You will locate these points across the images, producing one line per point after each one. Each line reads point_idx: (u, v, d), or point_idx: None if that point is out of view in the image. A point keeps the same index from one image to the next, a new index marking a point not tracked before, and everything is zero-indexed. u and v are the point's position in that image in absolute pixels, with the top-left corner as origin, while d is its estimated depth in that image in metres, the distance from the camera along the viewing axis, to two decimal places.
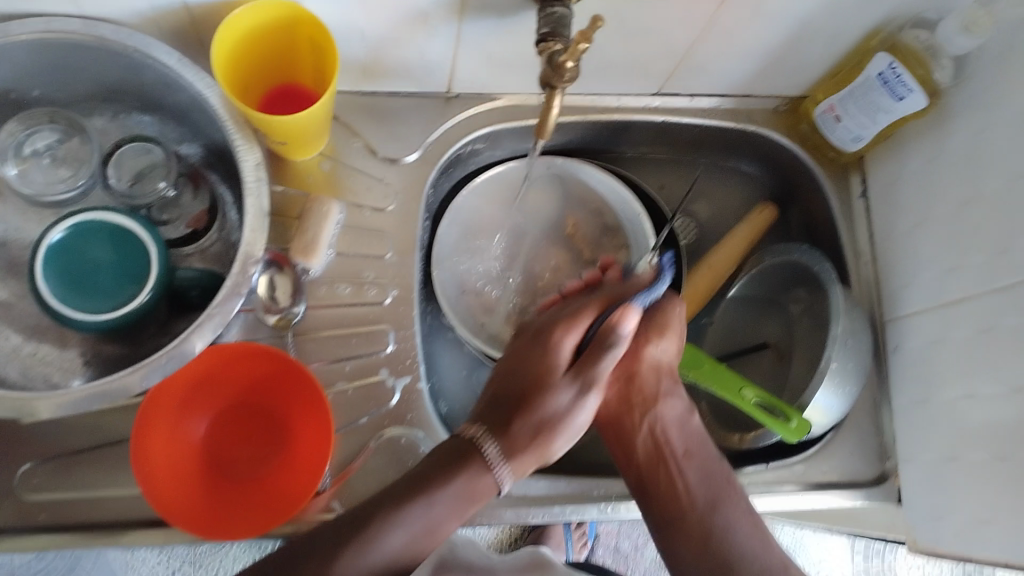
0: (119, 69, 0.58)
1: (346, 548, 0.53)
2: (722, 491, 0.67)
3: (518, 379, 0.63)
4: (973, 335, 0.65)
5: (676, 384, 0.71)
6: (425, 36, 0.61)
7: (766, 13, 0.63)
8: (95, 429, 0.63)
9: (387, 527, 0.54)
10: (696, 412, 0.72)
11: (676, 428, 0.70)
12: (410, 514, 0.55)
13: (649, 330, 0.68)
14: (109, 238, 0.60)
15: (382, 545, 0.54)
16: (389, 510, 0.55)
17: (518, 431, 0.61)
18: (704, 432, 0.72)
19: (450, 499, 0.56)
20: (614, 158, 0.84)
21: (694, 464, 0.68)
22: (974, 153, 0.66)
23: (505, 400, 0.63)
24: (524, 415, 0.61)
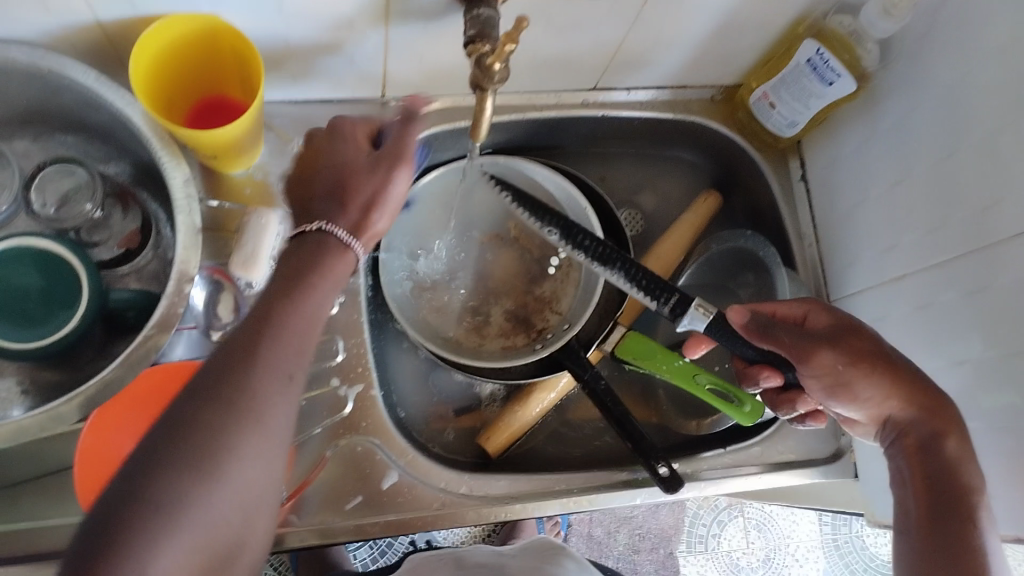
0: (36, 91, 0.57)
1: (241, 372, 0.45)
2: (951, 524, 0.52)
3: (343, 166, 0.55)
4: (913, 312, 0.66)
5: (936, 414, 0.56)
6: (353, 42, 0.60)
7: (691, 6, 0.64)
8: (36, 458, 0.61)
9: (276, 356, 0.46)
10: (954, 433, 0.55)
11: (921, 460, 0.55)
12: (303, 305, 0.48)
13: (849, 385, 0.57)
14: (37, 265, 0.58)
15: (283, 364, 0.46)
16: (279, 309, 0.48)
17: (355, 186, 0.53)
18: (964, 461, 0.54)
19: (325, 294, 0.50)
20: (556, 152, 0.83)
21: (935, 514, 0.53)
22: (903, 134, 0.67)
23: (327, 194, 0.53)
24: (341, 198, 0.53)
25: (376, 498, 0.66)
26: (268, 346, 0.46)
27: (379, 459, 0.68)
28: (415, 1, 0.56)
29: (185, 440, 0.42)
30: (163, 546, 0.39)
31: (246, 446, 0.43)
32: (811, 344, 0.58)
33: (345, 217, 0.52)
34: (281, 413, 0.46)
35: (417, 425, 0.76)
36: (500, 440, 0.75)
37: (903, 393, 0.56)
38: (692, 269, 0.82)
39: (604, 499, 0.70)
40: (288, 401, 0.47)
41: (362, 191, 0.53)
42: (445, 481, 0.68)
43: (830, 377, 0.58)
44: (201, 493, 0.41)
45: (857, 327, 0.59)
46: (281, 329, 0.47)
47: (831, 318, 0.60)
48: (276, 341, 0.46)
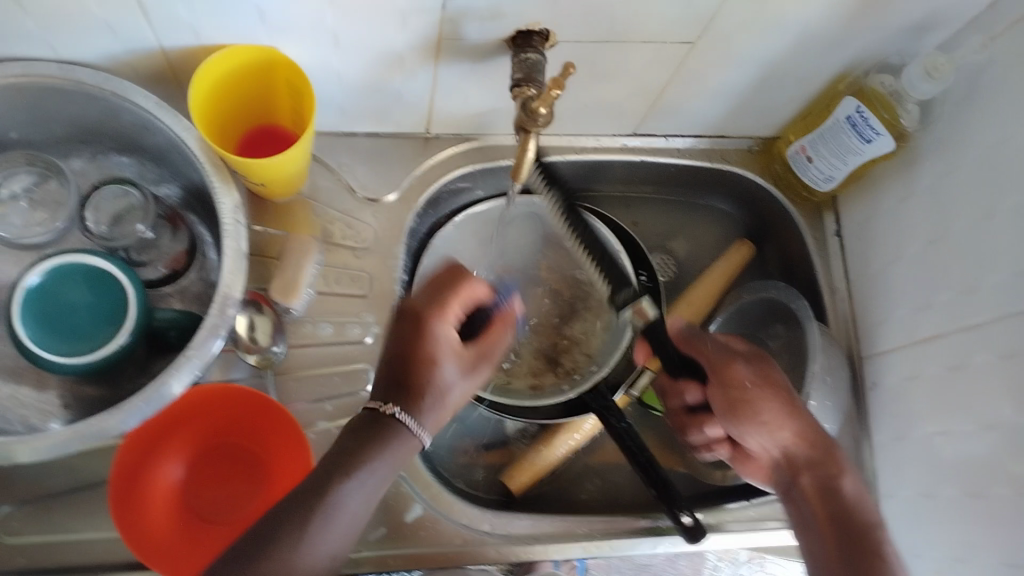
0: (97, 113, 0.59)
1: (332, 486, 0.50)
2: (861, 558, 0.55)
3: (405, 342, 0.55)
4: (946, 371, 0.66)
5: (828, 452, 0.61)
6: (401, 78, 0.62)
7: (734, 58, 0.65)
8: (73, 472, 0.62)
9: (358, 474, 0.50)
10: (848, 475, 0.61)
11: (820, 499, 0.60)
12: (368, 471, 0.51)
13: (747, 403, 0.63)
14: (87, 281, 0.60)
15: (338, 514, 0.49)
16: (351, 468, 0.50)
17: (426, 375, 0.53)
18: (865, 500, 0.60)
19: (397, 458, 0.52)
20: (592, 197, 0.84)
21: (851, 543, 0.56)
22: (940, 192, 0.67)
23: (400, 367, 0.54)
24: (414, 389, 0.53)
25: (397, 531, 0.67)
26: (355, 465, 0.50)
27: (404, 492, 0.68)
28: (466, 43, 0.58)
29: (245, 565, 0.46)
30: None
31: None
32: (725, 356, 0.65)
33: (410, 399, 0.53)
34: (330, 549, 0.49)
35: (442, 458, 0.77)
36: (523, 479, 0.74)
37: (801, 420, 0.62)
38: (723, 317, 0.83)
39: (625, 545, 0.70)
40: (337, 538, 0.49)
41: (425, 368, 0.53)
42: (468, 518, 0.68)
43: (738, 392, 0.63)
44: None
45: (770, 363, 0.65)
46: (343, 481, 0.50)
47: (717, 346, 0.66)
48: (368, 457, 0.51)
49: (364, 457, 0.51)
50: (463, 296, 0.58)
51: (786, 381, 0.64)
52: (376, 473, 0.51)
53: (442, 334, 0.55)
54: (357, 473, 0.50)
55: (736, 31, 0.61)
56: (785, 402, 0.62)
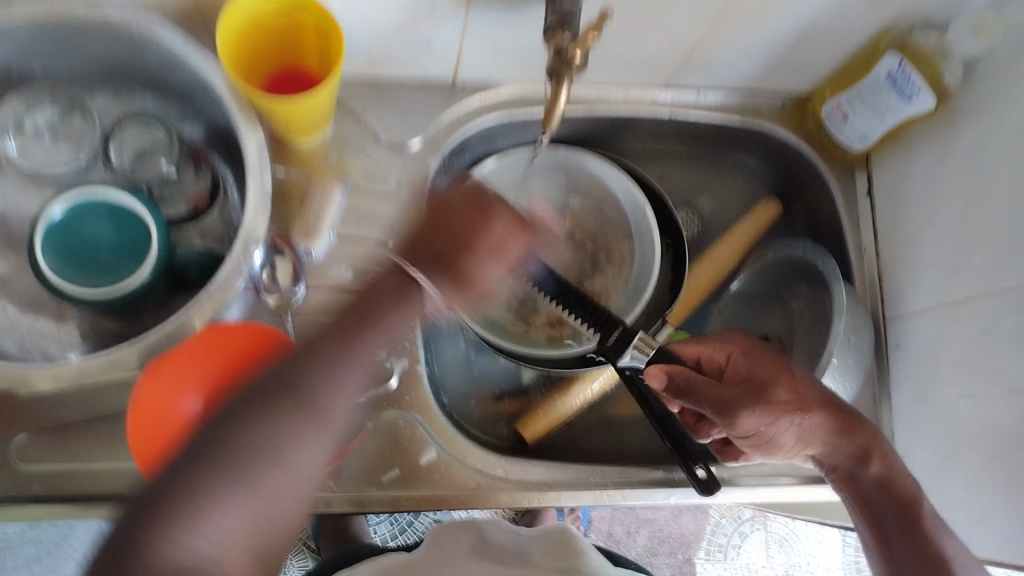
0: (121, 47, 0.58)
1: (293, 385, 0.48)
2: (902, 537, 0.58)
3: (462, 221, 0.54)
4: (975, 339, 0.65)
5: (852, 441, 0.61)
6: (432, 25, 0.61)
7: (775, 9, 0.63)
8: (90, 402, 0.63)
9: (341, 356, 0.50)
10: (874, 456, 0.61)
11: (854, 488, 0.61)
12: (365, 340, 0.52)
13: (766, 437, 0.61)
14: (111, 215, 0.60)
15: (342, 380, 0.50)
16: (343, 340, 0.51)
17: (467, 256, 0.53)
18: (894, 474, 0.60)
19: (394, 326, 0.53)
20: (616, 149, 0.83)
21: (885, 537, 0.59)
22: (981, 156, 0.66)
23: (428, 241, 0.54)
24: (451, 261, 0.53)
25: (411, 472, 0.67)
26: (321, 366, 0.50)
27: (419, 434, 0.68)
28: None
29: (249, 431, 0.46)
30: (230, 500, 0.44)
31: (314, 427, 0.48)
32: (729, 406, 0.60)
33: (441, 275, 0.53)
34: (341, 408, 0.50)
35: (458, 404, 0.77)
36: (538, 428, 0.75)
37: (817, 428, 0.61)
38: (745, 275, 0.83)
39: (639, 495, 0.70)
40: (344, 401, 0.50)
41: (471, 251, 0.53)
42: (483, 462, 0.69)
43: (761, 438, 0.61)
44: (236, 491, 0.44)
45: (769, 380, 0.61)
46: (349, 335, 0.51)
47: (717, 393, 0.61)
48: (339, 347, 0.51)
49: (331, 355, 0.50)
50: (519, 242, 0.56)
51: (791, 385, 0.61)
52: (351, 369, 0.51)
53: (492, 267, 0.54)
54: (336, 366, 0.50)
55: None
56: (797, 420, 0.61)
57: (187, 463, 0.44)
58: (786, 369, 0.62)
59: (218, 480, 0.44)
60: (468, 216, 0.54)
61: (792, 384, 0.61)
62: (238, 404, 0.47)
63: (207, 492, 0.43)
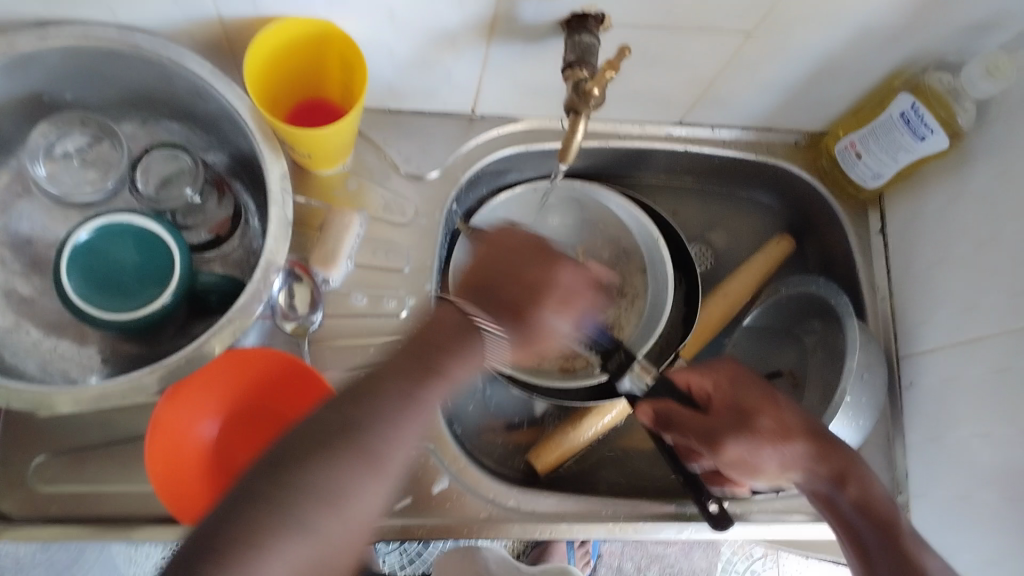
0: (152, 77, 0.60)
1: (356, 424, 0.48)
2: (881, 554, 0.57)
3: (516, 262, 0.59)
4: (988, 377, 0.65)
5: (828, 469, 0.60)
6: (452, 57, 0.62)
7: (788, 50, 0.64)
8: (107, 425, 0.64)
9: (410, 395, 0.50)
10: (849, 480, 0.60)
11: (836, 519, 0.61)
12: (435, 385, 0.52)
13: (749, 467, 0.61)
14: (134, 241, 0.61)
15: (403, 424, 0.49)
16: (410, 380, 0.51)
17: (541, 305, 0.58)
18: (870, 496, 0.60)
19: (461, 379, 0.53)
20: (633, 183, 0.84)
21: (860, 550, 0.59)
22: (993, 196, 0.66)
23: (489, 290, 0.57)
24: (523, 309, 0.57)
25: (423, 501, 0.67)
26: (385, 409, 0.49)
27: (432, 463, 0.69)
28: (520, 23, 0.57)
29: (310, 468, 0.45)
30: (286, 543, 0.43)
31: (377, 471, 0.48)
32: (710, 438, 0.61)
33: (515, 320, 0.57)
34: (398, 461, 0.49)
35: (469, 435, 0.77)
36: (550, 459, 0.75)
37: (798, 457, 0.60)
38: (758, 311, 0.83)
39: (649, 529, 0.70)
40: (403, 451, 0.49)
41: (539, 298, 0.57)
42: (494, 493, 0.69)
43: (743, 466, 0.61)
44: (285, 540, 0.43)
45: (754, 409, 0.62)
46: (419, 385, 0.51)
47: (697, 423, 0.62)
48: (399, 385, 0.50)
49: (397, 392, 0.50)
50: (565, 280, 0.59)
51: (767, 410, 0.62)
52: (421, 420, 0.50)
53: (557, 319, 0.58)
54: (402, 412, 0.49)
55: (793, 22, 0.60)
56: (782, 445, 0.60)
57: (240, 495, 0.44)
58: (769, 397, 0.62)
59: (279, 523, 0.43)
60: (536, 263, 0.59)
61: (776, 413, 0.62)
62: (298, 442, 0.47)
63: (262, 532, 0.43)
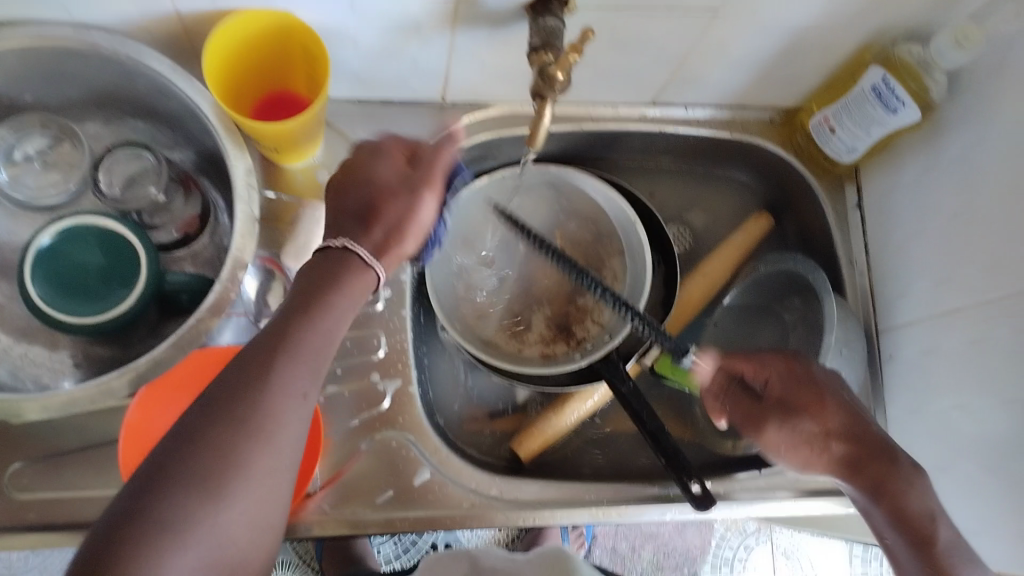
0: (112, 75, 0.59)
1: (240, 402, 0.45)
2: (917, 556, 0.54)
3: (371, 184, 0.63)
4: (966, 347, 0.65)
5: (863, 479, 0.58)
6: (418, 44, 0.61)
7: (757, 27, 0.64)
8: (84, 430, 0.64)
9: (289, 364, 0.48)
10: (885, 495, 0.57)
11: (874, 520, 0.58)
12: (314, 333, 0.50)
13: (793, 464, 0.62)
14: (99, 242, 0.60)
15: (285, 389, 0.47)
16: (285, 343, 0.48)
17: (342, 266, 0.52)
18: (907, 512, 0.56)
19: (329, 333, 0.50)
20: (606, 166, 0.83)
21: (893, 552, 0.57)
22: (966, 167, 0.66)
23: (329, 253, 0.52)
24: (346, 256, 0.52)
25: (406, 493, 0.67)
26: (263, 380, 0.46)
27: (413, 455, 0.68)
28: (484, 9, 0.56)
29: (195, 454, 0.43)
30: (174, 546, 0.41)
31: (271, 437, 0.46)
32: (752, 428, 0.63)
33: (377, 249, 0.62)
34: (291, 428, 0.47)
35: (452, 425, 0.77)
36: (532, 446, 0.75)
37: (839, 461, 0.59)
38: (739, 289, 0.82)
39: (634, 513, 0.69)
40: (294, 417, 0.47)
41: (390, 207, 0.63)
42: (476, 482, 0.69)
43: (785, 461, 0.63)
44: (178, 543, 0.41)
45: (802, 408, 0.61)
46: (303, 336, 0.49)
47: (746, 410, 0.64)
48: (270, 353, 0.47)
49: (272, 361, 0.47)
50: (425, 182, 0.65)
51: (816, 413, 0.60)
52: (298, 384, 0.48)
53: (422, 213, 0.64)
54: (280, 381, 0.47)
55: None
56: (824, 450, 0.60)
57: (144, 486, 0.42)
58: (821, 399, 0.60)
59: (162, 527, 0.41)
60: (401, 175, 0.65)
61: (823, 414, 0.60)
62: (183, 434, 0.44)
63: (148, 539, 0.40)
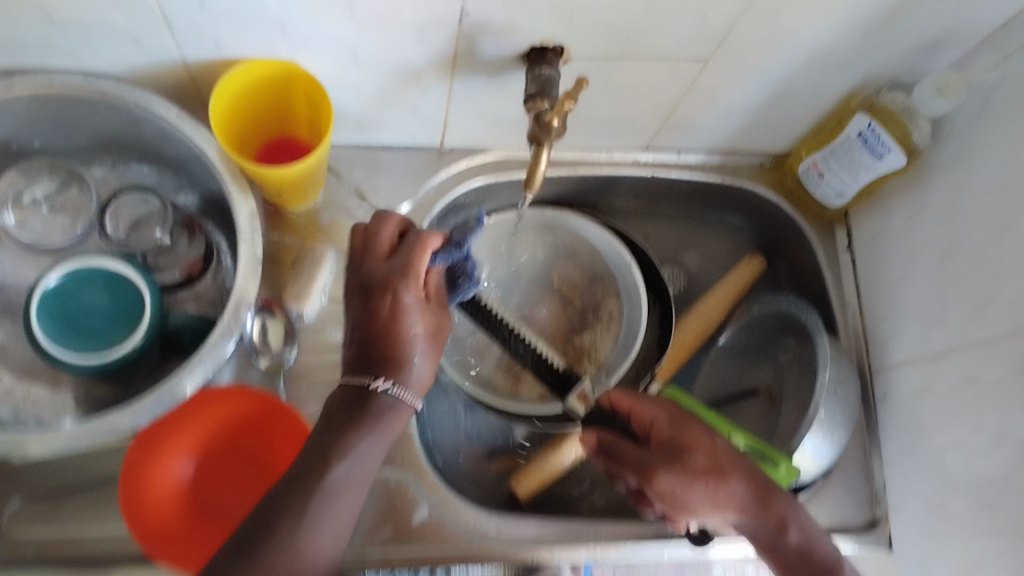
0: (118, 122, 0.60)
1: (285, 529, 0.49)
2: None
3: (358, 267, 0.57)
4: (957, 387, 0.66)
5: (769, 512, 0.59)
6: (418, 93, 0.63)
7: (747, 75, 0.66)
8: (85, 469, 0.64)
9: (315, 510, 0.50)
10: (791, 524, 0.59)
11: (771, 555, 0.60)
12: (343, 459, 0.52)
13: (681, 509, 0.59)
14: (105, 283, 0.61)
15: (322, 518, 0.51)
16: (308, 490, 0.51)
17: (405, 349, 0.54)
18: (814, 542, 0.59)
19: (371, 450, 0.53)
20: (604, 212, 0.85)
21: None
22: (951, 211, 0.68)
23: (371, 352, 0.55)
24: (393, 358, 0.54)
25: (404, 532, 0.68)
26: (310, 512, 0.50)
27: (410, 493, 0.69)
28: (482, 59, 0.59)
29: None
30: None
31: (322, 527, 0.51)
32: (646, 469, 0.60)
33: (394, 372, 0.54)
34: (318, 557, 0.50)
35: (450, 466, 0.77)
36: (530, 486, 0.74)
37: (744, 495, 0.59)
38: (733, 330, 0.84)
39: (631, 550, 0.70)
40: (326, 544, 0.51)
41: (388, 354, 0.54)
42: (475, 521, 0.69)
43: (676, 506, 0.59)
44: None
45: (689, 444, 0.60)
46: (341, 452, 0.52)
47: (636, 454, 0.61)
48: (305, 499, 0.50)
49: (302, 505, 0.50)
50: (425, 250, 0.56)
51: (702, 447, 0.60)
52: (330, 520, 0.51)
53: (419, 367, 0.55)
54: (312, 515, 0.50)
55: (749, 48, 0.62)
56: (720, 489, 0.59)
57: None
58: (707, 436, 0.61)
59: None
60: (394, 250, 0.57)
61: (707, 450, 0.60)
62: (240, 551, 0.49)
63: None
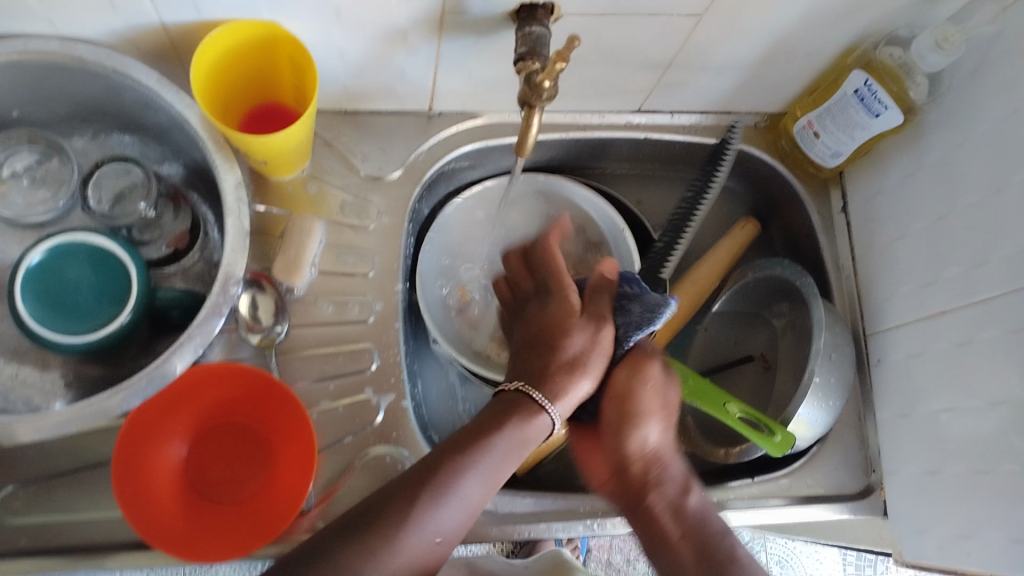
0: (98, 89, 0.58)
1: (437, 479, 0.52)
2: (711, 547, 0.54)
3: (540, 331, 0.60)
4: (952, 349, 0.66)
5: (677, 469, 0.58)
6: (405, 54, 0.62)
7: (741, 31, 0.64)
8: (77, 452, 0.62)
9: (463, 469, 0.53)
10: (694, 491, 0.57)
11: (659, 512, 0.56)
12: (469, 474, 0.53)
13: (625, 416, 0.57)
14: (89, 259, 0.59)
15: (478, 475, 0.54)
16: (475, 453, 0.54)
17: (563, 376, 0.57)
18: (710, 515, 0.56)
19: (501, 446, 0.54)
20: (595, 174, 0.84)
21: (688, 535, 0.55)
22: (949, 169, 0.67)
23: (537, 346, 0.59)
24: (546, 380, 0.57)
25: None
26: (463, 469, 0.53)
27: None
28: (469, 17, 0.57)
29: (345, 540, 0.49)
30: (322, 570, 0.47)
31: (449, 506, 0.52)
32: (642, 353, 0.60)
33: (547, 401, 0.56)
34: (446, 524, 0.52)
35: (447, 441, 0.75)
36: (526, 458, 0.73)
37: (669, 445, 0.58)
38: (727, 296, 0.83)
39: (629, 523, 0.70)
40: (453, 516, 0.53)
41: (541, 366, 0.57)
42: None
43: (622, 415, 0.57)
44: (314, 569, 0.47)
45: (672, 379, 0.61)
46: (480, 452, 0.54)
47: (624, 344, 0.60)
48: (462, 459, 0.53)
49: (460, 463, 0.53)
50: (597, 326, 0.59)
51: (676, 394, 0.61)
52: (476, 481, 0.54)
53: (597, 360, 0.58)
54: (469, 472, 0.53)
55: (744, 3, 0.60)
56: (672, 430, 0.59)
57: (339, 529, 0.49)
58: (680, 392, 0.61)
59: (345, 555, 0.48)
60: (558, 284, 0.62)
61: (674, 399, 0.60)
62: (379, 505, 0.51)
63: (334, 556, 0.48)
